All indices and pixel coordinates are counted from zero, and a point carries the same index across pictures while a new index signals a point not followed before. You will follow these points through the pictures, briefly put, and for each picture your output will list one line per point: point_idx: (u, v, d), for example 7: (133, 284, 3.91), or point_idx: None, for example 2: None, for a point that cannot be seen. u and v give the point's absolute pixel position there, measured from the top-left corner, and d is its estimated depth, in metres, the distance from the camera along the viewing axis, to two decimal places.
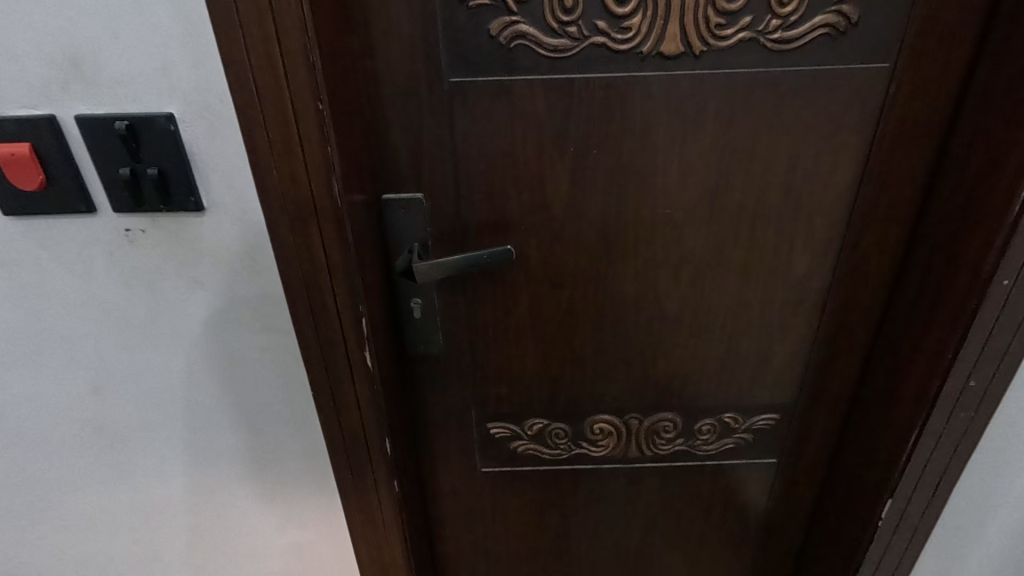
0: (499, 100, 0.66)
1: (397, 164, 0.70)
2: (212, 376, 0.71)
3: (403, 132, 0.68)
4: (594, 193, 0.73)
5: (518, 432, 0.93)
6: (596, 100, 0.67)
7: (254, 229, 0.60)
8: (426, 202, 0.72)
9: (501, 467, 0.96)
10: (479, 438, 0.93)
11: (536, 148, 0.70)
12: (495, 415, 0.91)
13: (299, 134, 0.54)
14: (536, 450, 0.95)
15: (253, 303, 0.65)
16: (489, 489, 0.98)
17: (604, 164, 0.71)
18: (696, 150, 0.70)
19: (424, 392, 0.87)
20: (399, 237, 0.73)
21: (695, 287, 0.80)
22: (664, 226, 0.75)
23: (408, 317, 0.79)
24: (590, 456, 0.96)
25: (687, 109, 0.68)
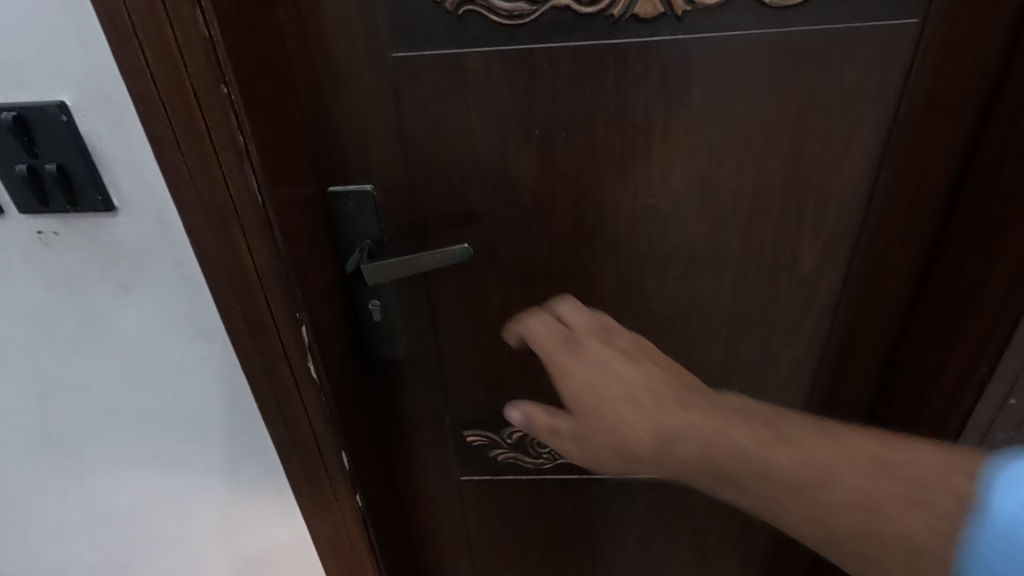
0: (448, 76, 0.58)
1: (342, 153, 0.62)
2: (154, 385, 0.66)
3: (345, 116, 0.60)
4: (566, 181, 0.64)
5: (497, 440, 0.86)
6: (561, 73, 0.58)
7: (173, 229, 0.54)
8: (377, 194, 0.65)
9: (480, 475, 0.90)
10: (456, 445, 0.87)
11: (495, 131, 0.61)
12: (471, 422, 0.84)
13: (206, 123, 0.48)
14: (517, 458, 0.88)
15: (184, 308, 0.59)
16: (470, 497, 0.92)
17: (575, 147, 0.62)
18: (681, 129, 0.61)
19: (393, 398, 0.81)
20: (350, 233, 0.66)
21: (686, 285, 0.71)
22: (648, 217, 0.66)
23: (367, 319, 0.73)
24: (576, 466, 0.89)
25: (669, 82, 0.58)
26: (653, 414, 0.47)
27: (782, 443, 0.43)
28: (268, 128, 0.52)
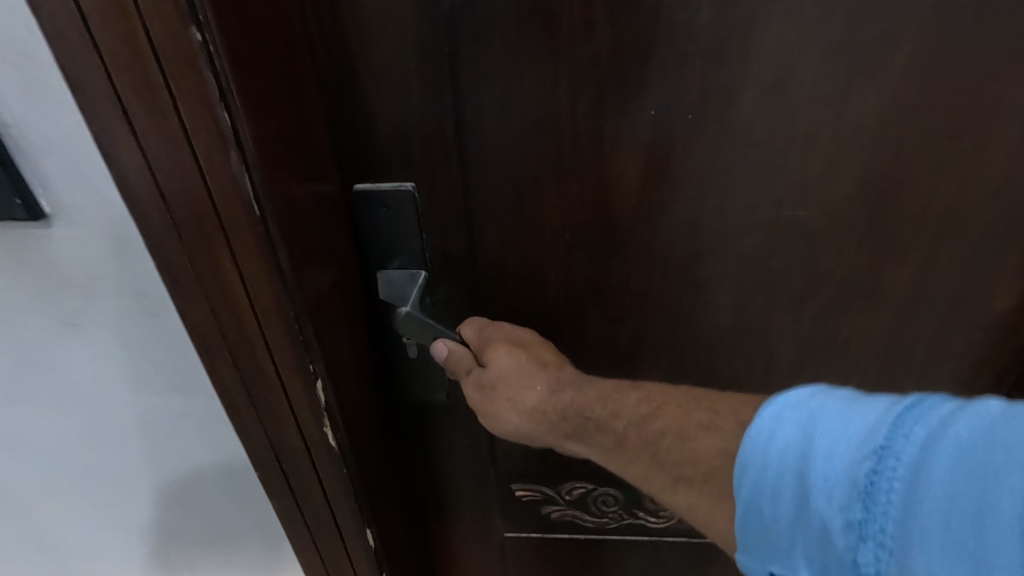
0: (534, 31, 0.40)
1: (373, 139, 0.44)
2: (120, 444, 0.50)
3: (378, 85, 0.42)
4: (684, 184, 0.46)
5: (552, 496, 0.70)
6: (697, 30, 0.40)
7: (132, 248, 0.37)
8: (420, 195, 0.47)
9: (528, 534, 0.74)
10: (501, 501, 0.70)
11: (592, 112, 0.43)
12: (522, 476, 0.68)
13: (172, 89, 0.30)
14: (575, 518, 0.72)
15: (153, 354, 0.43)
16: (514, 557, 0.76)
17: (703, 137, 0.44)
18: (863, 114, 0.42)
19: (428, 448, 0.65)
20: (383, 245, 0.49)
21: (827, 325, 0.52)
22: (791, 235, 0.48)
23: (399, 357, 0.55)
24: (646, 529, 0.72)
25: (858, 44, 0.40)
26: (550, 371, 0.48)
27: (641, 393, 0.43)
28: (275, 101, 0.34)
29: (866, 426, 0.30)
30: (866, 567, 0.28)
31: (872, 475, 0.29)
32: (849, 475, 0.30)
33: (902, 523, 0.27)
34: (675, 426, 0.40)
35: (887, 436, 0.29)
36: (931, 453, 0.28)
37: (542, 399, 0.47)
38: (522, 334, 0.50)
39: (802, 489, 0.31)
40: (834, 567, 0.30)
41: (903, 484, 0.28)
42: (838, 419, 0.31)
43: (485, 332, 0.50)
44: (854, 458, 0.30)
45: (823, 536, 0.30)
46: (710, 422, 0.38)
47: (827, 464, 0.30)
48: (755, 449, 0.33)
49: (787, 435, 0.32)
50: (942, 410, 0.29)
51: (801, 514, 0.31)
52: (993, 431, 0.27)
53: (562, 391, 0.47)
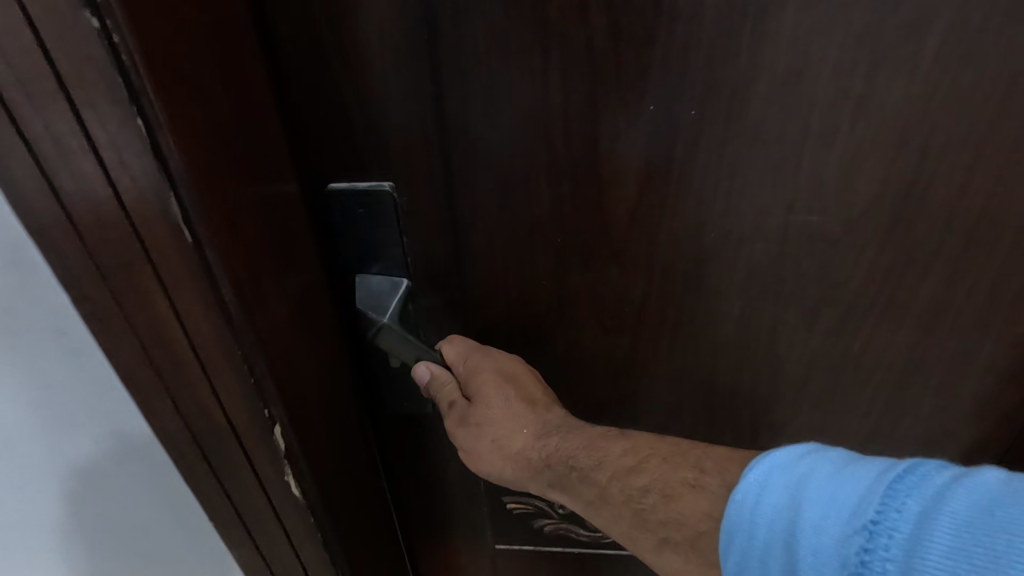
0: (522, 14, 0.36)
1: (346, 134, 0.40)
2: (40, 510, 0.44)
3: (348, 74, 0.38)
4: (687, 186, 0.42)
5: (545, 510, 0.67)
6: (705, 16, 0.36)
7: (39, 280, 0.34)
8: (399, 195, 0.43)
9: (521, 546, 0.71)
10: (493, 514, 0.68)
11: (585, 106, 0.39)
12: (514, 490, 0.65)
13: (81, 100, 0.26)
14: (571, 531, 0.69)
15: (71, 394, 0.39)
16: (508, 568, 0.74)
17: (709, 134, 0.40)
18: (889, 110, 0.38)
19: (414, 460, 0.62)
20: (360, 248, 0.45)
21: (841, 339, 0.48)
22: (802, 242, 0.44)
23: (382, 367, 0.52)
24: None
25: (887, 30, 0.35)
26: (539, 412, 0.45)
27: (627, 442, 0.40)
28: (211, 98, 0.30)
29: (856, 498, 0.29)
30: None
31: (863, 554, 0.27)
32: (836, 555, 0.28)
33: None
34: (660, 484, 0.37)
35: (878, 510, 0.28)
36: (923, 532, 0.26)
37: (529, 442, 0.45)
38: (512, 366, 0.47)
39: (790, 566, 0.29)
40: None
41: (895, 567, 0.26)
42: (829, 488, 0.30)
43: (471, 359, 0.47)
44: (843, 534, 0.28)
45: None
46: (694, 482, 0.36)
47: (815, 539, 0.29)
48: (741, 515, 0.32)
49: (776, 503, 0.31)
50: (938, 481, 0.27)
51: None
52: (987, 511, 0.26)
53: (550, 435, 0.44)
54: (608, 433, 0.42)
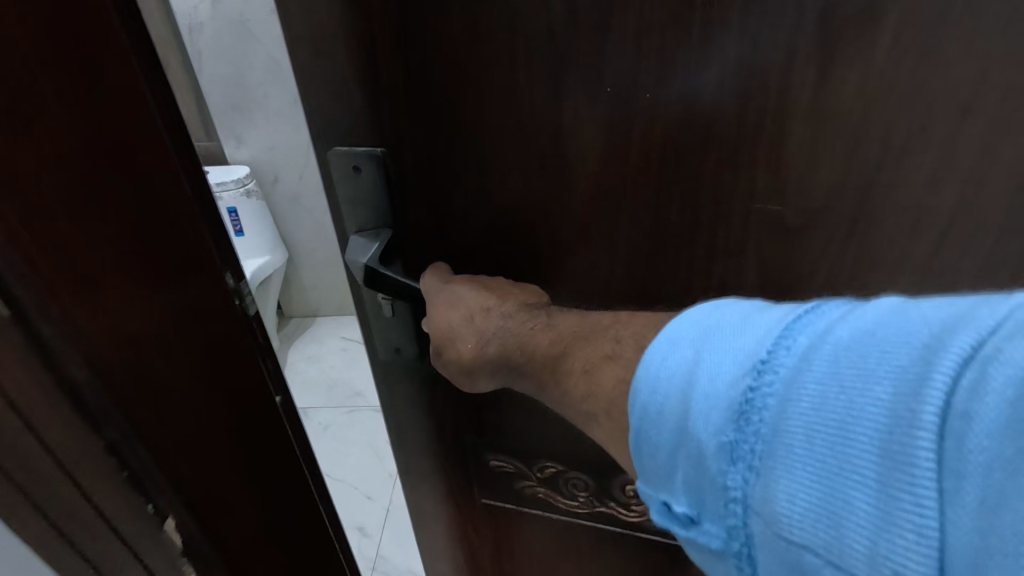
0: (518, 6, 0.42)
1: (348, 118, 0.47)
2: None
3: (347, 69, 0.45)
4: (657, 163, 0.46)
5: (524, 472, 0.72)
6: (644, 34, 0.41)
7: None
8: (388, 158, 0.49)
9: (501, 502, 0.77)
10: (476, 468, 0.73)
11: (544, 102, 0.45)
12: (497, 448, 0.70)
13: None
14: (546, 498, 0.74)
15: None
16: (488, 523, 0.81)
17: (676, 121, 0.44)
18: (847, 107, 0.41)
19: (403, 397, 0.69)
20: (352, 208, 0.51)
21: None
22: (763, 229, 0.48)
23: (377, 315, 0.60)
24: (618, 517, 0.73)
25: (855, 27, 0.39)
26: (477, 325, 0.50)
27: (552, 335, 0.47)
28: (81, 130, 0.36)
29: (753, 346, 0.33)
30: (733, 486, 0.31)
31: (748, 391, 0.32)
32: (726, 396, 0.33)
33: (767, 435, 0.30)
34: (583, 360, 0.44)
35: (767, 353, 0.32)
36: (803, 363, 0.30)
37: (473, 349, 0.51)
38: (455, 286, 0.51)
39: (687, 410, 0.34)
40: (709, 488, 0.33)
41: (775, 397, 0.30)
42: (728, 339, 0.35)
43: (422, 284, 0.52)
44: (734, 376, 0.33)
45: (699, 458, 0.33)
46: (611, 354, 0.42)
47: (710, 382, 0.34)
48: (651, 373, 0.37)
49: (682, 355, 0.36)
50: (830, 318, 0.32)
51: (684, 437, 0.34)
52: (869, 334, 0.29)
53: (490, 339, 0.51)
54: (537, 324, 0.49)
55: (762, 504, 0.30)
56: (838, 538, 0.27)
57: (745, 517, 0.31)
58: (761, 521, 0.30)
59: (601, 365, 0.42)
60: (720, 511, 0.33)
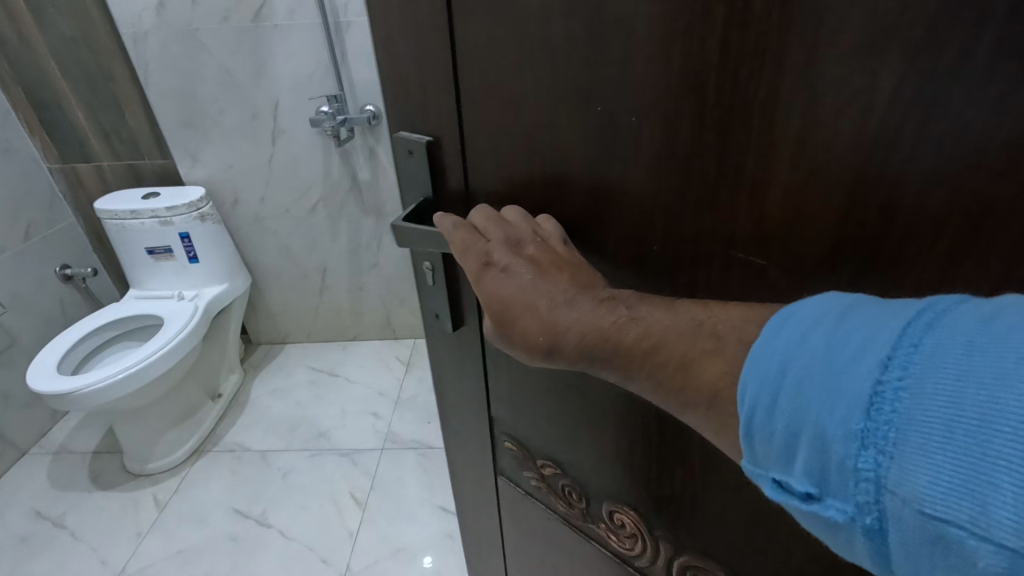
0: (553, 63, 0.51)
1: (422, 141, 0.66)
2: None
3: (422, 113, 0.64)
4: (658, 201, 0.53)
5: (529, 463, 0.82)
6: (590, 118, 0.52)
7: None
8: (439, 146, 0.65)
9: (513, 482, 0.90)
10: (496, 445, 0.87)
11: (539, 157, 0.58)
12: (511, 433, 0.82)
13: None
14: (546, 492, 0.83)
15: None
16: (503, 494, 0.94)
17: (671, 167, 0.50)
18: (834, 172, 0.42)
19: (458, 369, 0.81)
20: (418, 184, 0.70)
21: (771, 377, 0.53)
22: (744, 274, 0.51)
23: (424, 278, 0.72)
24: (602, 536, 0.79)
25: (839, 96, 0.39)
26: (543, 316, 0.52)
27: (641, 325, 0.47)
28: None
29: (879, 339, 0.33)
30: (864, 468, 0.33)
31: (878, 383, 0.32)
32: (857, 387, 0.33)
33: (901, 422, 0.31)
34: (677, 352, 0.45)
35: (894, 346, 0.33)
36: (933, 359, 0.31)
37: (547, 344, 0.53)
38: (503, 257, 0.55)
39: (807, 398, 0.36)
40: (837, 469, 0.34)
41: (907, 389, 0.31)
42: (845, 328, 0.36)
43: (466, 261, 0.57)
44: (859, 367, 0.34)
45: (824, 442, 0.35)
46: (714, 348, 0.43)
47: (832, 372, 0.35)
48: (763, 360, 0.39)
49: (794, 343, 0.37)
50: (956, 316, 0.32)
51: (804, 422, 0.36)
52: (1010, 334, 0.29)
53: (564, 335, 0.51)
54: (616, 318, 0.48)
55: (900, 486, 0.31)
56: (985, 514, 0.28)
57: (880, 494, 0.32)
58: (899, 498, 0.31)
59: (699, 359, 0.44)
60: (847, 490, 0.34)
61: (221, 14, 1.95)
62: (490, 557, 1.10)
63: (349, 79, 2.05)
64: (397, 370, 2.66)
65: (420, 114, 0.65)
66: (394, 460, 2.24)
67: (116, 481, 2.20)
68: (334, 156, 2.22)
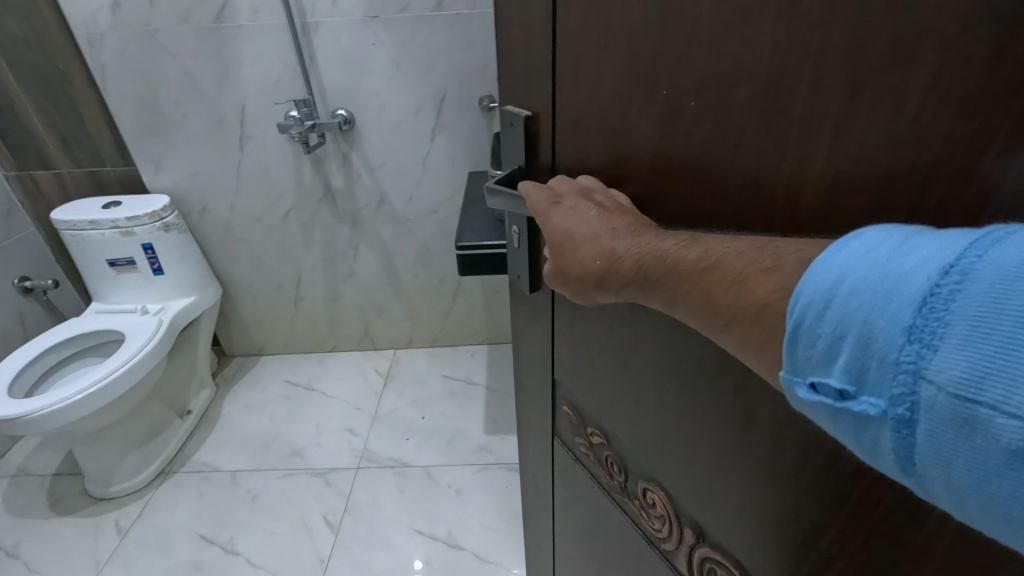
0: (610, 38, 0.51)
1: (519, 115, 0.70)
2: None
3: (521, 90, 0.69)
4: (705, 195, 0.47)
5: (582, 428, 0.84)
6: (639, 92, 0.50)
7: None
8: (535, 121, 0.68)
9: (567, 449, 0.93)
10: (555, 409, 0.91)
11: (599, 130, 0.57)
12: (569, 398, 0.85)
13: None
14: (592, 461, 0.84)
15: None
16: (557, 460, 0.98)
17: (715, 158, 0.45)
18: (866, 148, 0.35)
19: (532, 329, 0.87)
20: (514, 154, 0.74)
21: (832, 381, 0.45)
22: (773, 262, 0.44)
23: (511, 241, 0.79)
24: (635, 512, 0.77)
25: (876, 93, 0.33)
26: (603, 244, 0.51)
27: (701, 249, 0.42)
28: None
29: (949, 243, 0.28)
30: (907, 361, 0.27)
31: (941, 278, 0.27)
32: (911, 283, 0.28)
33: (957, 315, 0.26)
34: (732, 269, 0.38)
35: (966, 248, 0.27)
36: (1007, 259, 0.25)
37: (605, 270, 0.51)
38: (574, 198, 0.57)
39: (857, 296, 0.30)
40: (875, 365, 0.29)
41: (973, 286, 0.26)
42: (911, 234, 0.30)
43: (539, 204, 0.60)
44: (920, 262, 0.28)
45: (870, 339, 0.29)
46: (770, 266, 0.36)
47: (889, 268, 0.29)
48: (820, 263, 0.32)
49: (854, 242, 0.31)
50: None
51: (849, 317, 0.30)
52: None
53: (622, 259, 0.49)
54: (681, 244, 0.44)
55: (944, 375, 0.26)
56: None
57: (916, 387, 0.27)
58: (936, 389, 0.26)
59: (755, 276, 0.37)
60: (884, 384, 0.28)
61: (181, 15, 1.88)
62: (542, 518, 1.16)
63: (317, 82, 2.00)
64: (374, 383, 2.61)
65: (521, 92, 0.70)
66: (370, 481, 2.15)
67: (76, 505, 2.08)
68: (308, 162, 2.18)
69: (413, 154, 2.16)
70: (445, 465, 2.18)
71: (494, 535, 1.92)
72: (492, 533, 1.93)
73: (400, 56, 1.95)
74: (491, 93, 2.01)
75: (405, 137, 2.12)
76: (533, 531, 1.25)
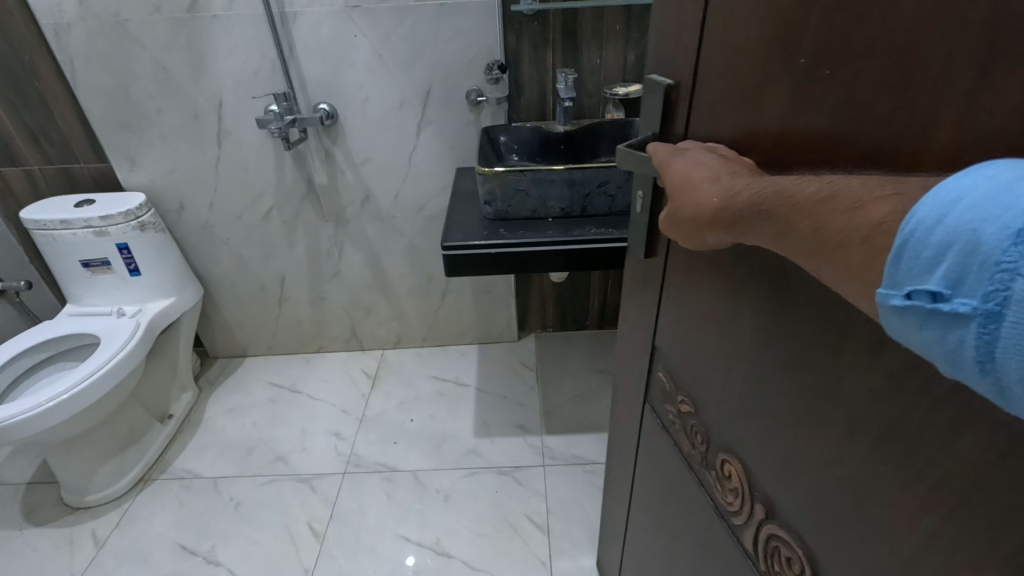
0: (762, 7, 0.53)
1: (660, 83, 0.72)
2: None
3: (665, 61, 0.72)
4: (829, 158, 0.48)
5: (672, 396, 0.87)
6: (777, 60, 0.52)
7: None
8: (672, 91, 0.71)
9: (656, 417, 0.96)
10: (649, 374, 0.95)
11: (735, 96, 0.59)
12: (664, 364, 0.88)
13: None
14: (679, 428, 0.87)
15: None
16: (642, 423, 1.03)
17: (842, 119, 0.46)
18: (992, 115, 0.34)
19: (639, 291, 0.91)
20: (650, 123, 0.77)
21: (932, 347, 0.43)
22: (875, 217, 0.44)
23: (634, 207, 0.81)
24: (711, 484, 0.79)
25: (1016, 57, 0.33)
26: (724, 182, 0.53)
27: (822, 183, 0.42)
28: None
29: None
30: (1008, 261, 0.28)
31: None
32: None
33: None
34: (849, 198, 0.39)
35: None
36: None
37: (718, 206, 0.52)
38: (701, 153, 0.60)
39: (974, 210, 0.30)
40: (976, 268, 0.30)
41: None
42: None
43: (663, 155, 0.64)
44: None
45: (976, 245, 0.30)
46: (891, 193, 0.37)
47: (1012, 191, 0.30)
48: (941, 188, 0.33)
49: (981, 172, 0.32)
50: None
51: (961, 229, 0.31)
52: None
53: (740, 193, 0.50)
54: (803, 180, 0.44)
55: None
56: None
57: (1010, 283, 0.28)
58: None
59: (874, 201, 0.37)
60: (981, 284, 0.29)
61: (152, 5, 1.81)
62: (623, 480, 1.22)
63: (297, 74, 1.96)
64: (362, 387, 2.56)
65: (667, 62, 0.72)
66: (357, 485, 2.12)
67: (50, 516, 1.99)
68: (289, 157, 2.14)
69: (399, 150, 2.14)
70: (433, 471, 2.16)
71: (485, 541, 1.90)
72: (481, 539, 1.92)
73: (383, 48, 1.92)
74: (478, 88, 2.00)
75: (390, 132, 2.09)
76: (613, 490, 1.32)
